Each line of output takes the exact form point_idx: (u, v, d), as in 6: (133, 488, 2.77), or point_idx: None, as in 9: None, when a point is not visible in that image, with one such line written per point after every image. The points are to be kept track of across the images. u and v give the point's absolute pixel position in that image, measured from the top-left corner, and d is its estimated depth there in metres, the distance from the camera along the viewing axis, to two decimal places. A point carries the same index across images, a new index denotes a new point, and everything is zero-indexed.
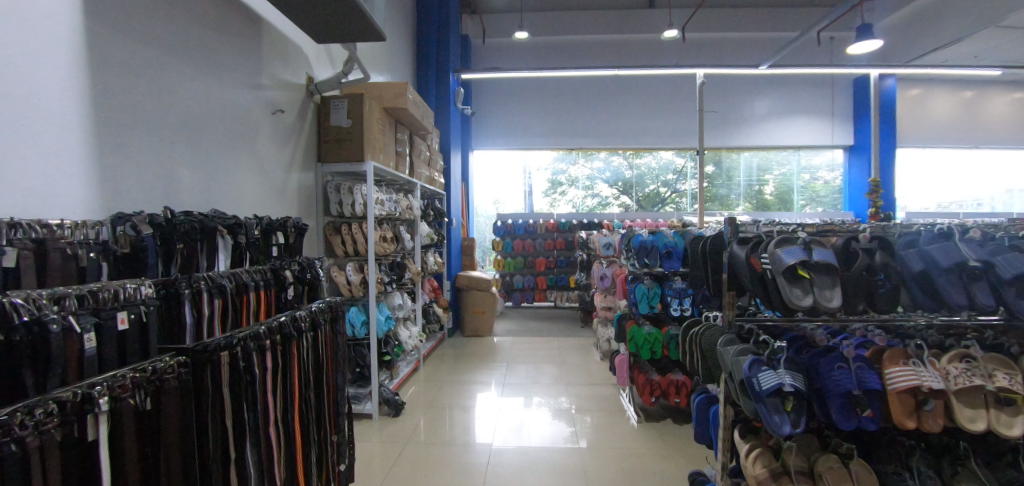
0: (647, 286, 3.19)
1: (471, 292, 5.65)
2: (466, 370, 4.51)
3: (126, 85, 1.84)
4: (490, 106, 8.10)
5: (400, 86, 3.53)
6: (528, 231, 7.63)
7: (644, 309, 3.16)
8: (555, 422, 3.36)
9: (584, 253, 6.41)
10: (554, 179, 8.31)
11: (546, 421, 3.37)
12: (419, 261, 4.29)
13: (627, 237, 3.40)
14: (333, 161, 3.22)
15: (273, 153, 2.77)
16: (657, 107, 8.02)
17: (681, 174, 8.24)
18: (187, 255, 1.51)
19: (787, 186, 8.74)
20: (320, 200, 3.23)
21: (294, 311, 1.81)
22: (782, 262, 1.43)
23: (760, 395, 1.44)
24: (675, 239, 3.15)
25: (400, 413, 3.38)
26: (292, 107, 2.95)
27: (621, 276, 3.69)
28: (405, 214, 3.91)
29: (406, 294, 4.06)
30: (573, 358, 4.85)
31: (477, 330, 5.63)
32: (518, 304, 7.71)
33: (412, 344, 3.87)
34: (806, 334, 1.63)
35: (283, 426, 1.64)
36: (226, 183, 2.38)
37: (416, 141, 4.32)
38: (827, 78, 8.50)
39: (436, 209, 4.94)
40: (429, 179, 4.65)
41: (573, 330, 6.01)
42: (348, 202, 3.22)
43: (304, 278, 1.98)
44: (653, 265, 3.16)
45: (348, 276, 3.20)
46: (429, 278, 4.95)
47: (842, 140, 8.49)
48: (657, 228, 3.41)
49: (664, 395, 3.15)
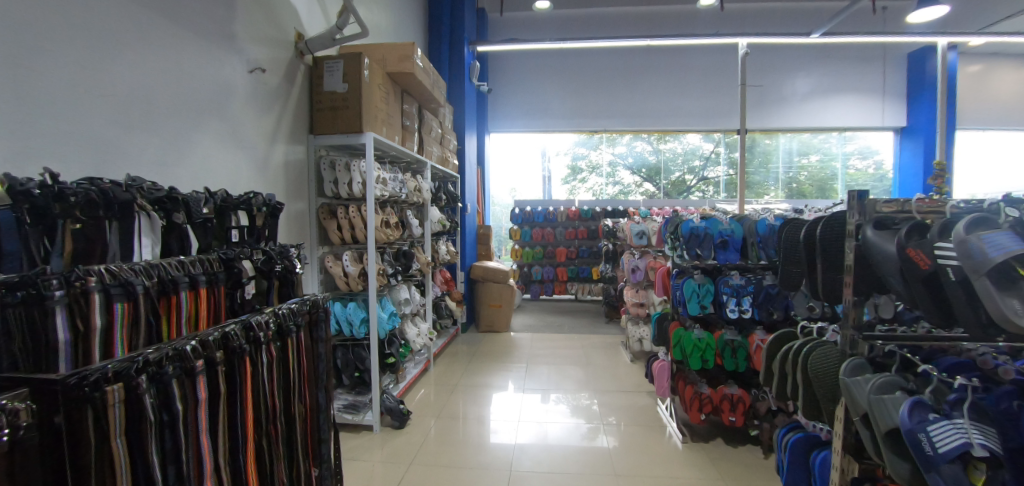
0: (697, 282, 2.63)
1: (486, 284, 5.18)
2: (481, 372, 4.03)
3: (30, 17, 1.39)
4: (508, 85, 7.56)
5: (405, 47, 3.02)
6: (548, 218, 7.13)
7: (695, 310, 2.61)
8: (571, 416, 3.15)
9: (609, 243, 5.91)
10: (574, 165, 7.82)
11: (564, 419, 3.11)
12: (430, 250, 3.81)
13: (670, 220, 2.83)
14: (328, 133, 2.74)
15: (252, 121, 2.31)
16: (688, 86, 7.39)
17: (710, 159, 7.65)
18: (86, 238, 1.07)
19: (828, 172, 8.06)
20: (313, 179, 2.76)
21: (251, 316, 1.34)
22: (981, 260, 0.92)
23: (935, 462, 0.95)
24: (732, 226, 2.62)
25: (405, 425, 2.91)
26: (276, 68, 2.48)
27: (661, 269, 3.16)
28: (413, 197, 3.42)
29: (415, 288, 3.59)
30: (599, 359, 4.35)
31: (493, 324, 5.18)
32: (537, 297, 7.24)
33: (421, 344, 3.43)
34: (975, 360, 1.16)
35: (230, 477, 1.20)
36: (185, 152, 1.93)
37: (425, 114, 3.83)
38: (878, 53, 7.74)
39: (449, 193, 4.47)
40: (440, 158, 4.18)
41: (596, 325, 5.52)
42: (345, 181, 2.75)
43: (270, 271, 1.51)
44: (704, 257, 2.61)
45: (345, 267, 2.75)
46: (441, 270, 4.50)
47: (893, 121, 7.77)
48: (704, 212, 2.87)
49: (715, 412, 2.63)
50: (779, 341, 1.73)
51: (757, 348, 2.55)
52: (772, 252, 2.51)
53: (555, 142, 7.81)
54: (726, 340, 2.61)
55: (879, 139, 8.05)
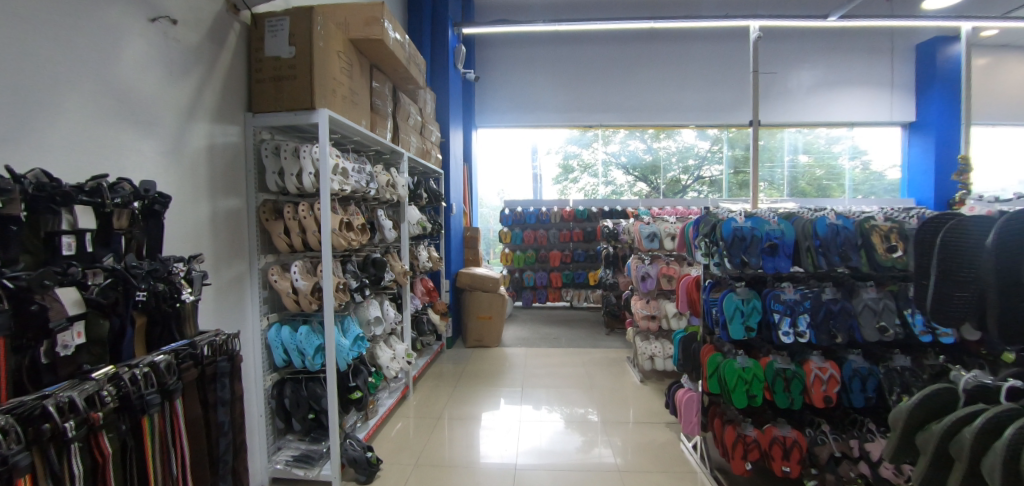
0: (741, 297, 2.06)
1: (473, 294, 4.59)
2: (469, 399, 3.45)
3: None
4: (497, 75, 7.00)
5: (373, 7, 2.44)
6: (540, 220, 6.58)
7: (739, 334, 2.04)
8: (567, 439, 2.82)
9: (609, 246, 5.37)
10: (566, 163, 7.29)
11: (558, 442, 2.78)
12: (407, 257, 3.19)
13: (701, 218, 2.25)
14: (270, 112, 2.13)
15: (155, 91, 1.72)
16: (688, 78, 6.94)
17: (707, 158, 7.21)
18: None
19: (831, 171, 7.65)
20: (255, 170, 2.17)
21: (63, 403, 0.97)
22: None
23: None
24: (780, 227, 2.08)
25: (373, 479, 2.30)
26: (195, 23, 1.89)
27: (686, 278, 2.61)
28: (385, 194, 2.79)
29: (389, 303, 2.98)
30: (602, 380, 3.80)
31: (483, 338, 4.60)
32: (529, 304, 6.68)
33: (396, 371, 2.83)
34: None
35: None
36: (32, 127, 1.36)
37: (400, 97, 3.25)
38: (887, 43, 7.34)
39: (432, 191, 3.88)
40: (420, 150, 3.59)
41: (596, 338, 4.97)
42: (293, 172, 2.13)
43: (110, 309, 1.13)
44: (749, 266, 2.03)
45: (293, 281, 2.14)
46: (422, 279, 3.91)
47: (901, 116, 7.38)
48: (739, 208, 2.31)
49: (765, 460, 2.09)
50: (931, 401, 1.43)
51: (816, 380, 2.04)
52: (834, 257, 2.02)
53: (547, 138, 7.28)
54: (776, 369, 2.07)
55: (887, 135, 7.65)
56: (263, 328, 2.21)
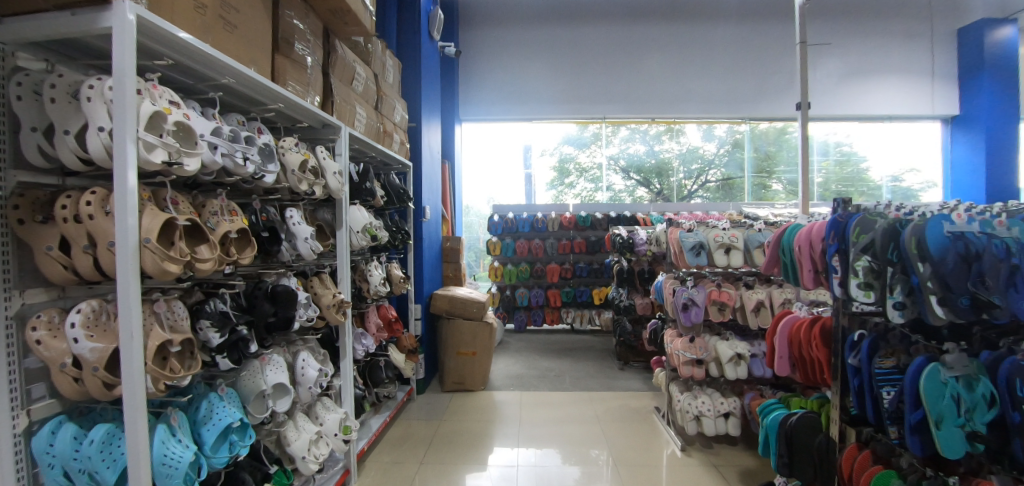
0: (954, 375, 1.18)
1: (452, 323, 3.53)
2: (441, 478, 2.38)
3: None
4: (485, 60, 6.04)
5: None
6: (535, 228, 5.56)
7: (955, 448, 1.15)
8: None
9: (623, 259, 4.35)
10: (561, 166, 6.28)
11: None
12: (348, 283, 2.12)
13: (845, 220, 1.42)
14: (30, 15, 1.08)
15: None
16: (705, 65, 6.04)
17: (720, 159, 6.26)
18: None
19: (852, 176, 6.73)
20: (7, 126, 1.13)
21: None
22: None
23: None
24: (1014, 235, 1.19)
25: None
26: None
27: (791, 318, 1.69)
28: (297, 183, 1.72)
29: (312, 354, 1.90)
30: (625, 444, 2.74)
31: (464, 380, 3.54)
32: (523, 328, 5.61)
33: (315, 465, 1.75)
34: None
35: None
36: None
37: (338, 44, 2.21)
38: (926, 26, 6.48)
39: (392, 186, 2.85)
40: (372, 130, 2.56)
41: (608, 374, 3.93)
42: (72, 130, 1.09)
43: None
44: (984, 311, 1.16)
45: (71, 344, 1.09)
46: (382, 307, 2.84)
47: (943, 109, 6.49)
48: (915, 208, 1.45)
49: None
50: None
51: None
52: None
53: (543, 136, 6.31)
54: None
55: (924, 132, 6.77)
56: (21, 432, 1.14)
